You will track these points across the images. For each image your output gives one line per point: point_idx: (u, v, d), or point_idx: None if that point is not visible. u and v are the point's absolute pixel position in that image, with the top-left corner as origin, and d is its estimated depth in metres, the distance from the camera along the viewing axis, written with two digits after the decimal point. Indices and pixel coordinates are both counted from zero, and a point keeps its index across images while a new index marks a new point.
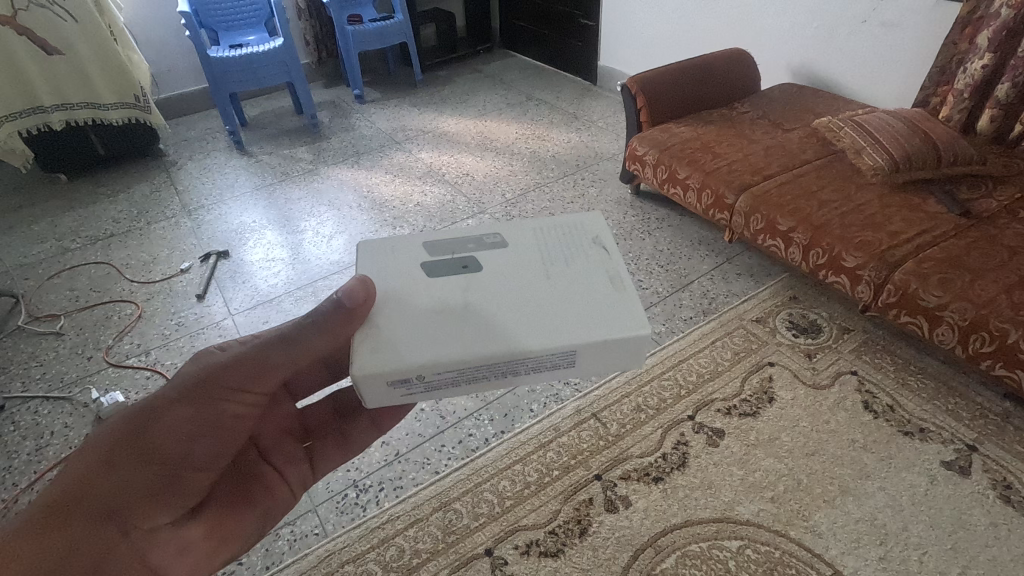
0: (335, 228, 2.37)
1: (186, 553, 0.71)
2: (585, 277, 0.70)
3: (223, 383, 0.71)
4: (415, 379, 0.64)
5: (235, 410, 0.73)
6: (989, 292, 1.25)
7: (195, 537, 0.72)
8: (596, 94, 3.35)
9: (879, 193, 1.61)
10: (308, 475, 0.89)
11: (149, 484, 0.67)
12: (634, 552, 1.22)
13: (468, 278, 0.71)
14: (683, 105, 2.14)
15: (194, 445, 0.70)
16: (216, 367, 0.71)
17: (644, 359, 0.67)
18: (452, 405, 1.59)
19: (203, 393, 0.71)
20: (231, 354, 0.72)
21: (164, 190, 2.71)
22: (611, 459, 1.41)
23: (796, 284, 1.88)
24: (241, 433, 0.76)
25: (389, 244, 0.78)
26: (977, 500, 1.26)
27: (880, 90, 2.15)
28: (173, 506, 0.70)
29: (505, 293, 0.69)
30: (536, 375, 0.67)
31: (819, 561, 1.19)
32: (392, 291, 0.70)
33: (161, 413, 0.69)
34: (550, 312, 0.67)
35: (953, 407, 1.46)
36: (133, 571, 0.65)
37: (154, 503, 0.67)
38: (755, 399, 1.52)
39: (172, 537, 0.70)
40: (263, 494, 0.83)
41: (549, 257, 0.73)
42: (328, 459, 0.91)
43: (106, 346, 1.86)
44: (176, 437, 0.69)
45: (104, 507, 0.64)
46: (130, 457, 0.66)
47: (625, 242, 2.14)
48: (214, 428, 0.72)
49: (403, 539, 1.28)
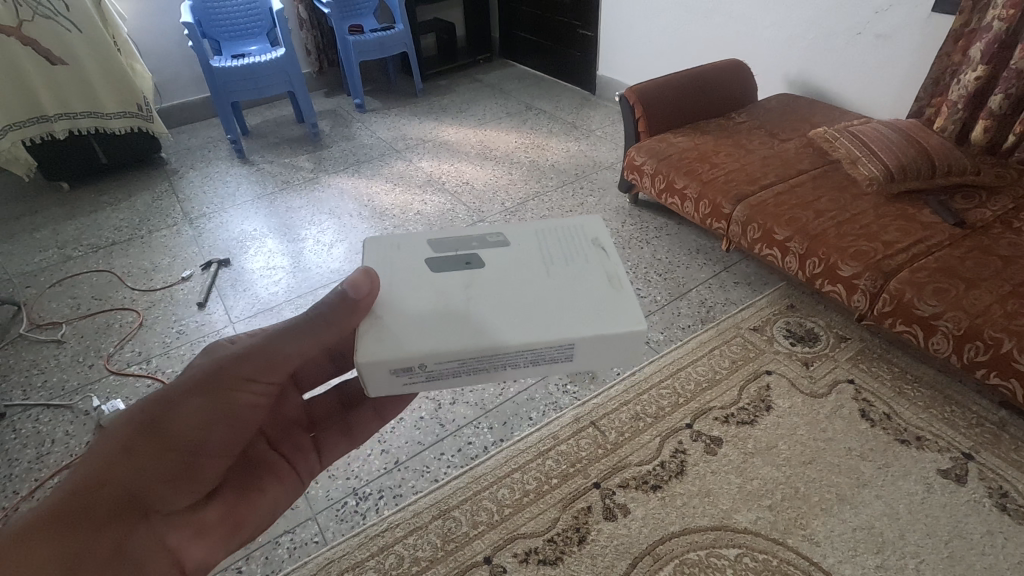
0: (336, 237, 2.39)
1: (200, 536, 0.74)
2: (585, 275, 0.71)
3: (235, 375, 0.71)
4: (417, 368, 0.65)
5: (249, 401, 0.73)
6: (983, 301, 1.27)
7: (208, 520, 0.75)
8: (595, 104, 3.38)
9: (875, 203, 1.63)
10: (314, 464, 0.91)
11: (164, 472, 0.69)
12: (632, 560, 1.23)
13: (471, 274, 0.72)
14: (681, 115, 2.16)
15: (209, 434, 0.71)
16: (227, 358, 0.71)
17: (642, 356, 0.68)
18: (451, 412, 1.60)
19: (216, 385, 0.70)
20: (242, 346, 0.72)
21: (166, 198, 2.73)
22: (610, 467, 1.41)
23: (794, 292, 1.90)
24: (253, 423, 0.76)
25: (394, 240, 0.79)
26: (974, 509, 1.27)
27: (875, 100, 2.18)
28: (187, 492, 0.72)
29: (506, 288, 0.70)
30: (535, 368, 0.67)
31: (817, 569, 1.19)
32: (396, 284, 0.71)
33: (176, 404, 0.69)
34: (550, 307, 0.68)
35: (949, 416, 1.47)
36: (150, 551, 0.68)
37: (170, 488, 0.70)
38: (753, 407, 1.53)
39: (187, 521, 0.72)
40: (272, 481, 0.84)
41: (550, 255, 0.74)
42: (334, 448, 0.93)
43: (107, 354, 1.87)
44: (190, 428, 0.69)
45: (122, 493, 0.66)
46: (146, 447, 0.68)
47: (624, 251, 2.15)
48: (228, 419, 0.72)
49: (403, 547, 1.28)
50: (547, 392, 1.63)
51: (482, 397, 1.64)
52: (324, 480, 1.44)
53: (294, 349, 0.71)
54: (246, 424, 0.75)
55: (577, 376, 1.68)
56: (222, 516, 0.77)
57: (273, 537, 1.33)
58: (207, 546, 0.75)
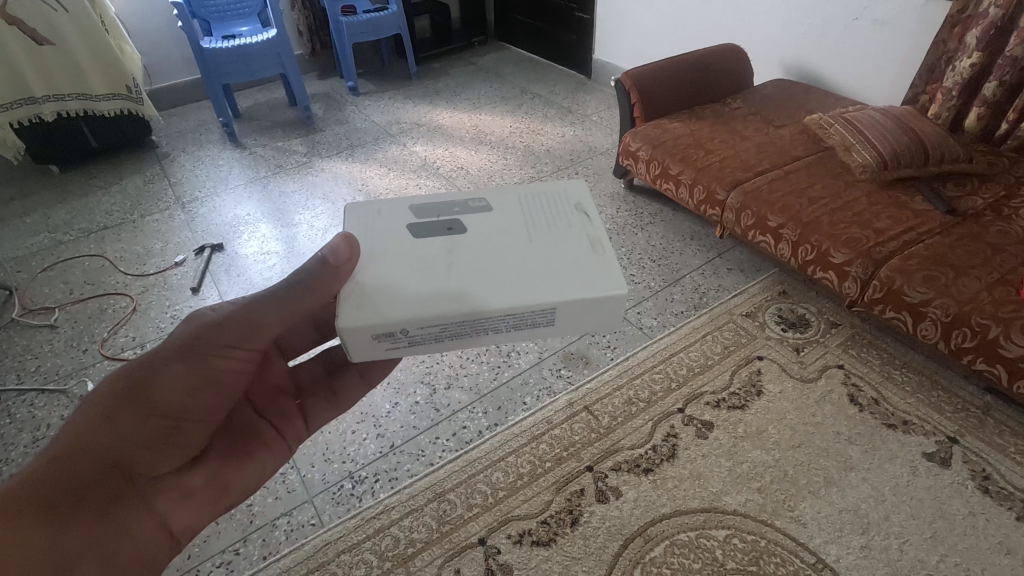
0: (329, 222, 2.38)
1: (188, 500, 0.75)
2: (566, 239, 0.72)
3: (214, 341, 0.72)
4: (399, 333, 0.66)
5: (228, 366, 0.74)
6: (971, 289, 1.28)
7: (195, 485, 0.76)
8: (591, 88, 3.36)
9: (868, 190, 1.63)
10: (301, 431, 0.92)
11: (149, 435, 0.70)
12: (624, 541, 1.25)
13: (452, 240, 0.73)
14: (677, 100, 2.15)
15: (190, 398, 0.73)
16: (207, 325, 0.72)
17: (621, 318, 0.69)
18: (446, 397, 1.61)
19: (195, 351, 0.71)
20: (220, 313, 0.73)
21: (157, 182, 2.70)
22: (602, 451, 1.43)
23: (786, 279, 1.91)
24: (235, 386, 0.78)
25: (376, 207, 0.79)
26: (957, 491, 1.30)
27: (871, 87, 2.18)
28: (173, 456, 0.74)
29: (487, 253, 0.70)
30: (517, 333, 0.68)
31: (804, 549, 1.22)
32: (378, 251, 0.72)
33: (158, 368, 0.71)
34: (531, 270, 0.68)
35: (935, 401, 1.49)
36: (139, 514, 0.69)
37: (155, 451, 0.71)
38: (744, 392, 1.55)
39: (174, 485, 0.74)
40: (260, 447, 0.85)
41: (532, 221, 0.75)
42: (321, 414, 0.94)
43: (101, 339, 1.87)
44: (171, 391, 0.71)
45: (108, 457, 0.67)
46: (130, 411, 0.69)
47: (618, 237, 2.16)
48: (210, 382, 0.74)
49: (398, 529, 1.30)
50: (541, 377, 1.65)
51: (476, 382, 1.65)
52: (320, 464, 1.46)
53: (273, 315, 0.71)
54: (228, 388, 0.76)
55: (571, 361, 1.69)
56: (209, 480, 0.78)
57: (270, 519, 1.35)
58: (196, 509, 0.76)
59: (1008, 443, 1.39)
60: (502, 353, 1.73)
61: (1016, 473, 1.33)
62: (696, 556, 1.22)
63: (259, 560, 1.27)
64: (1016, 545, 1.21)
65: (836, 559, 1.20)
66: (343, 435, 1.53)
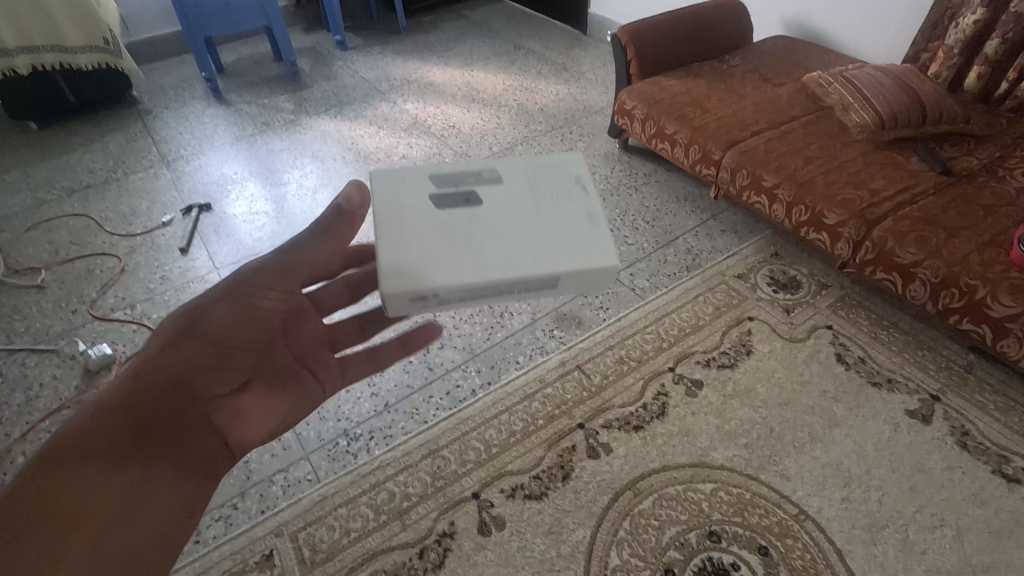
0: (319, 182, 2.33)
1: (240, 419, 0.76)
2: (570, 209, 0.73)
3: (253, 281, 0.79)
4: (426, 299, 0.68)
5: (265, 305, 0.81)
6: (962, 249, 1.29)
7: (246, 407, 0.77)
8: (586, 44, 3.27)
9: (864, 150, 1.62)
10: (342, 378, 0.89)
11: (199, 360, 0.74)
12: (613, 494, 1.29)
13: (468, 209, 0.72)
14: (675, 56, 2.10)
15: (234, 332, 0.78)
16: (248, 267, 0.80)
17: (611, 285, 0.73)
18: (440, 357, 1.62)
19: (238, 291, 0.79)
20: (257, 260, 0.81)
21: (140, 140, 2.62)
22: (594, 409, 1.46)
23: (779, 240, 1.92)
24: (275, 326, 0.82)
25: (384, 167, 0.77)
26: (936, 445, 1.34)
27: (871, 45, 2.14)
28: (222, 381, 0.76)
29: (501, 223, 0.71)
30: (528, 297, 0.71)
31: (787, 501, 1.26)
32: (394, 218, 0.71)
33: (206, 309, 0.77)
34: (542, 241, 0.70)
35: (920, 360, 1.53)
36: (194, 432, 0.72)
37: (207, 375, 0.75)
38: (734, 352, 1.57)
39: (225, 405, 0.75)
40: (304, 384, 0.84)
41: (539, 192, 0.75)
42: (359, 368, 0.91)
43: (90, 299, 1.85)
44: (221, 327, 0.77)
45: (167, 380, 0.72)
46: (185, 342, 0.75)
47: (612, 198, 2.14)
48: (251, 317, 0.79)
49: (394, 484, 1.33)
50: (534, 337, 1.66)
51: (470, 342, 1.66)
52: (315, 422, 1.47)
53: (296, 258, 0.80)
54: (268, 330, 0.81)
55: (564, 321, 1.70)
56: (258, 407, 0.78)
57: (267, 476, 1.37)
58: (247, 427, 0.77)
59: (988, 400, 1.43)
60: (495, 314, 1.74)
61: (994, 429, 1.37)
62: (683, 508, 1.26)
63: (258, 515, 1.30)
64: (990, 497, 1.26)
65: (817, 510, 1.25)
66: (338, 393, 1.54)
